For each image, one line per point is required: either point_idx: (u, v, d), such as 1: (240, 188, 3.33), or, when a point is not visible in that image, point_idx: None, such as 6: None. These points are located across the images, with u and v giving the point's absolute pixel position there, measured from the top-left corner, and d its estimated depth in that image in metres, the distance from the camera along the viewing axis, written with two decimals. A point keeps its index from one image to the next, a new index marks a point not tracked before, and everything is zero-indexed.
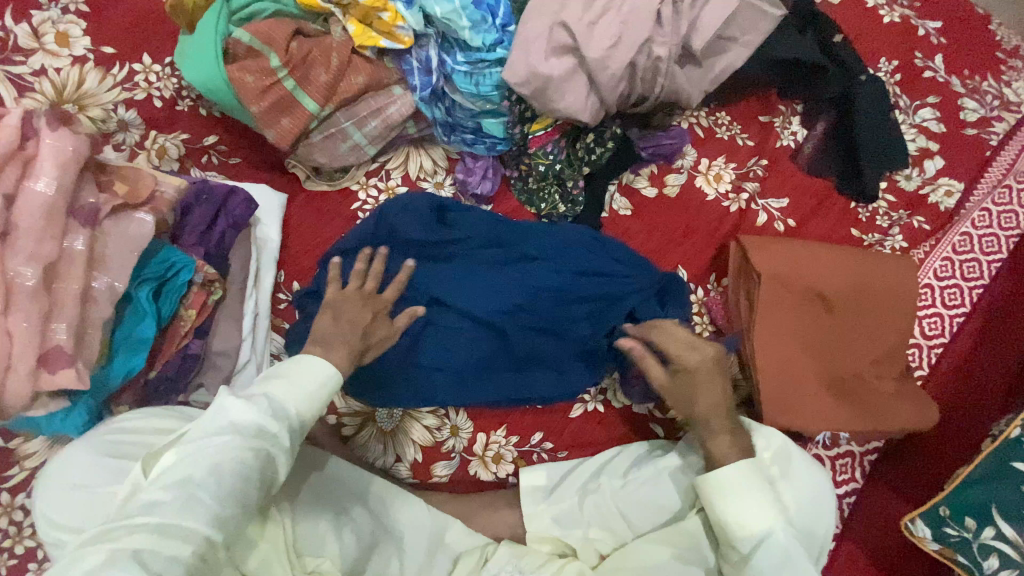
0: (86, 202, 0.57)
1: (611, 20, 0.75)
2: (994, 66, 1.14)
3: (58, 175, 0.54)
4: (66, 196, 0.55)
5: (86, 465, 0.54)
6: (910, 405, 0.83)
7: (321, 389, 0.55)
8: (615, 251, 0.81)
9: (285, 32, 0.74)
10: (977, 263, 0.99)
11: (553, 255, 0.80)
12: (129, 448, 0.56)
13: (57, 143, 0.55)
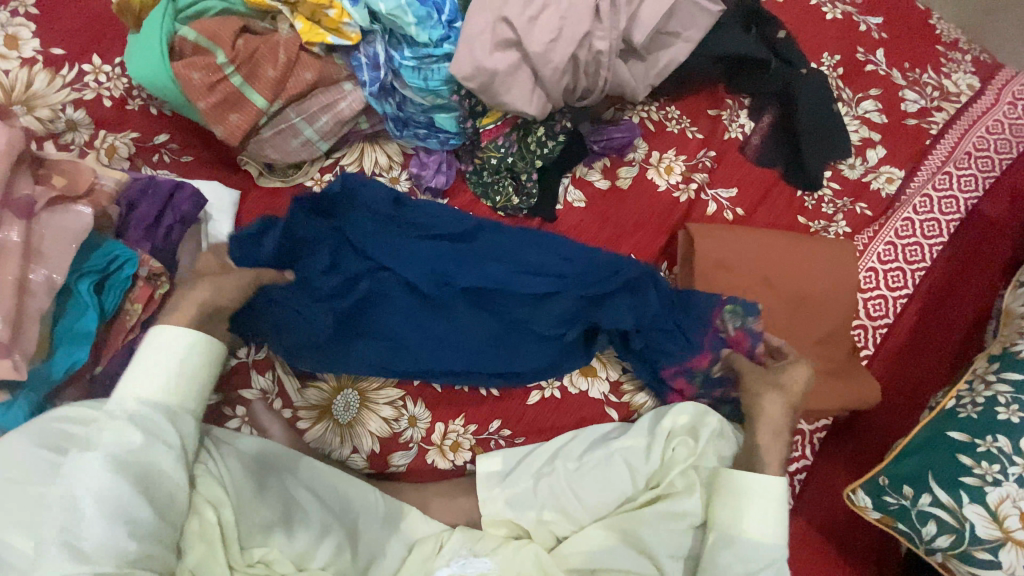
0: (24, 195, 0.58)
1: (552, 15, 0.77)
2: (934, 60, 1.19)
3: None
4: (2, 187, 0.55)
5: (22, 454, 0.52)
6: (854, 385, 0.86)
7: (176, 362, 0.58)
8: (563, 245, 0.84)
9: (231, 30, 0.74)
10: (918, 247, 1.03)
11: (509, 248, 0.83)
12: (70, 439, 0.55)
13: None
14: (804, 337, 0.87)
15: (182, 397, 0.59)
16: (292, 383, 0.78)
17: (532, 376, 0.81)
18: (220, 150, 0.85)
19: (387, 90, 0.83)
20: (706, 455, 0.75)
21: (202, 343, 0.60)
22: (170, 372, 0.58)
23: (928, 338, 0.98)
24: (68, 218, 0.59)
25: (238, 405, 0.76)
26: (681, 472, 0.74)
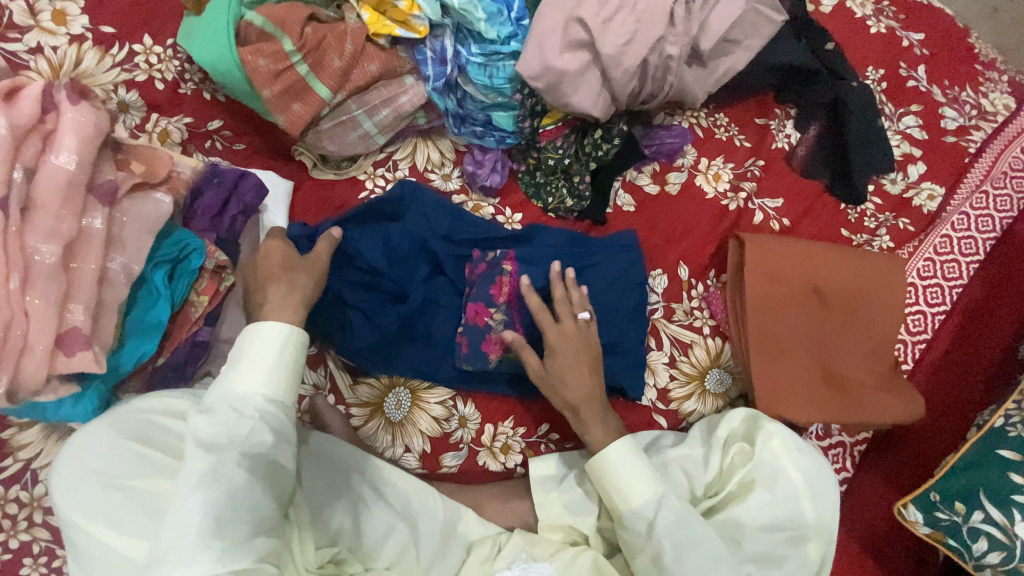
0: (106, 181, 0.55)
1: (625, 17, 0.76)
2: (973, 78, 1.20)
3: (79, 151, 0.53)
4: (87, 172, 0.53)
5: (107, 450, 0.53)
6: (898, 399, 0.86)
7: (284, 354, 0.56)
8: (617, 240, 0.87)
9: (300, 17, 0.72)
10: (956, 264, 1.04)
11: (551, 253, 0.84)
12: (158, 436, 0.56)
13: (75, 118, 0.53)
14: (853, 348, 0.88)
15: (293, 391, 0.57)
16: (343, 379, 0.77)
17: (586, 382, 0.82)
18: (273, 139, 0.83)
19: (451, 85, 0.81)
20: (767, 458, 0.72)
21: (290, 339, 0.56)
22: (274, 364, 0.55)
23: (965, 352, 0.99)
24: (145, 204, 0.57)
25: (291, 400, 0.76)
26: (738, 481, 0.72)
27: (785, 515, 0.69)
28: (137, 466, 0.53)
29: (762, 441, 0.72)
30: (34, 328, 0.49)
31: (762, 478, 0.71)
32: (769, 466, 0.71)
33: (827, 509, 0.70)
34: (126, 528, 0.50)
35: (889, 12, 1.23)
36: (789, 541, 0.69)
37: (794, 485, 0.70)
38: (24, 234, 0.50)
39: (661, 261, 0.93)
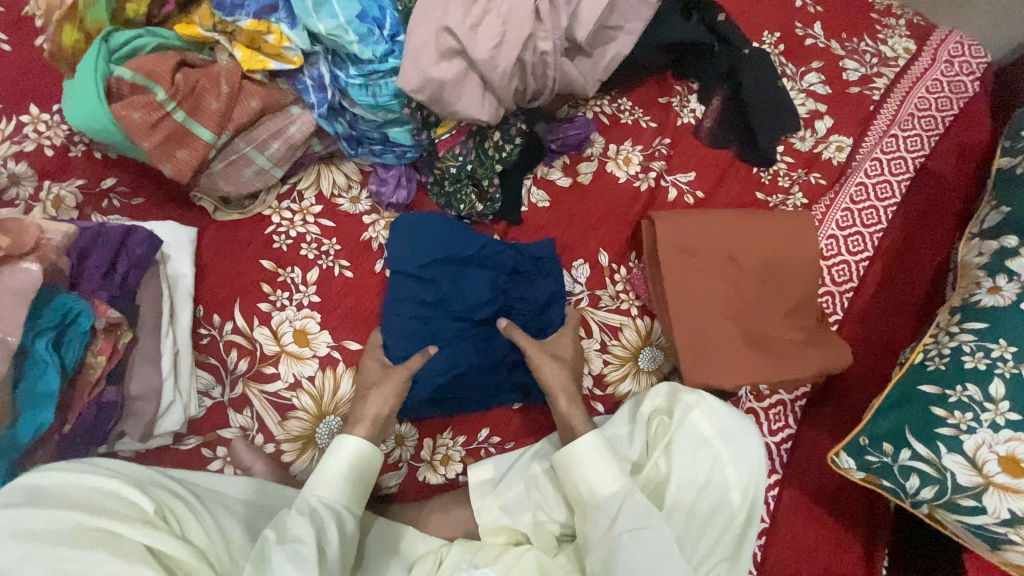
0: None
1: (493, 20, 0.77)
2: (869, 28, 1.24)
3: None
4: None
5: (37, 516, 0.48)
6: (820, 351, 0.88)
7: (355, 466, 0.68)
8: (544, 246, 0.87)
9: (169, 65, 0.72)
10: (874, 210, 1.06)
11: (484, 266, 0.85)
12: (74, 499, 0.52)
13: None
14: (773, 308, 0.89)
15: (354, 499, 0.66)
16: (271, 416, 0.77)
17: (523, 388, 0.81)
18: (171, 188, 0.83)
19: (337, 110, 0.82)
20: (687, 429, 0.73)
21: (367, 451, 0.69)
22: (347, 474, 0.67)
23: (891, 294, 1.01)
24: (16, 275, 0.57)
25: (218, 446, 0.75)
26: (663, 453, 0.74)
27: (706, 480, 0.71)
28: (42, 536, 0.47)
29: (681, 413, 0.74)
30: None
31: (682, 447, 0.72)
32: (688, 435, 0.73)
33: (749, 469, 0.72)
34: None
35: None
36: (711, 504, 0.71)
37: (714, 450, 0.72)
38: None
39: (581, 250, 0.93)
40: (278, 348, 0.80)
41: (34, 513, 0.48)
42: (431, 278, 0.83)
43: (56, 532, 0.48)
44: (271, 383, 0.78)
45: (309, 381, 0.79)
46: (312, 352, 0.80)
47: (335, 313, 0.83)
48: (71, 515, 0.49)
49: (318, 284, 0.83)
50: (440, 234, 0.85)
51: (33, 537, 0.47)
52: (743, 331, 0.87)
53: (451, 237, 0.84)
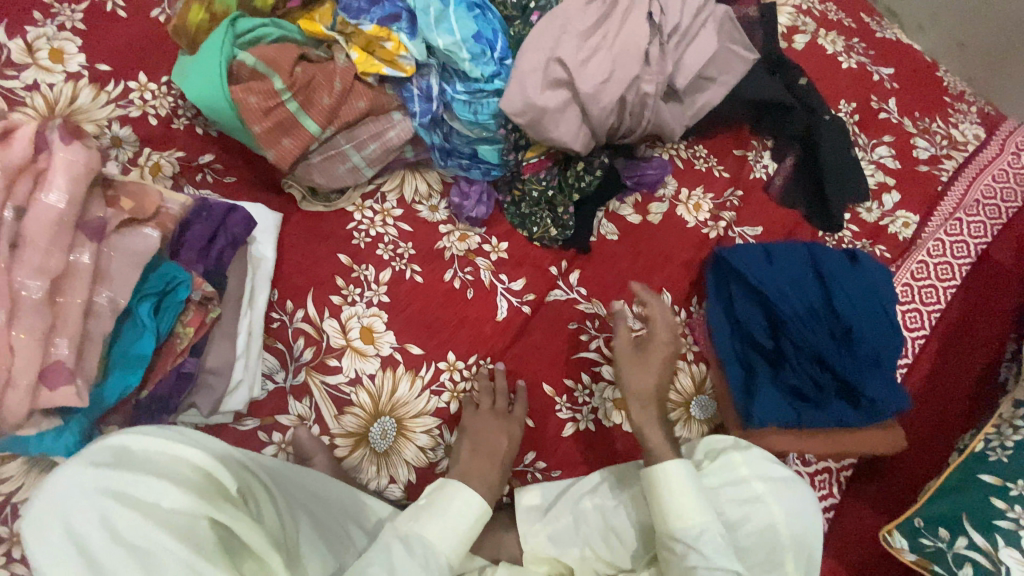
0: (96, 218, 0.55)
1: (602, 58, 0.79)
2: (942, 110, 1.26)
3: (69, 190, 0.52)
4: (77, 210, 0.53)
5: (125, 480, 0.48)
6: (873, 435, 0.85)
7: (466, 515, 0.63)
8: (847, 288, 0.85)
9: (290, 57, 0.75)
10: (934, 289, 1.07)
11: (781, 284, 0.85)
12: (158, 465, 0.51)
13: (71, 158, 0.53)
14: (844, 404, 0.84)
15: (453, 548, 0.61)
16: (328, 409, 0.78)
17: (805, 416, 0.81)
18: (263, 172, 0.85)
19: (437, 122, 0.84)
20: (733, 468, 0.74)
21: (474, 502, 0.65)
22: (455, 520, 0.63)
23: (945, 376, 1.01)
24: (135, 240, 0.56)
25: (274, 431, 0.75)
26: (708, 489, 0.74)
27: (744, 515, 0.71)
28: (131, 499, 0.47)
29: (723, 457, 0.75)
30: (17, 363, 0.48)
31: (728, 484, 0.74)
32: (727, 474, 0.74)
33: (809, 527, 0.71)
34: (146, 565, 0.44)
35: (861, 47, 1.28)
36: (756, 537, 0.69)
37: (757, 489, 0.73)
38: (14, 269, 0.49)
39: (644, 288, 0.94)
40: (344, 343, 0.81)
41: (125, 476, 0.48)
42: (776, 261, 0.87)
43: (146, 499, 0.47)
44: (332, 375, 0.79)
45: (368, 379, 0.80)
46: (375, 351, 0.81)
47: (401, 315, 0.84)
48: (159, 482, 0.49)
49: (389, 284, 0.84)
50: (759, 253, 0.88)
51: (123, 502, 0.46)
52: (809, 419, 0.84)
53: (773, 254, 0.88)
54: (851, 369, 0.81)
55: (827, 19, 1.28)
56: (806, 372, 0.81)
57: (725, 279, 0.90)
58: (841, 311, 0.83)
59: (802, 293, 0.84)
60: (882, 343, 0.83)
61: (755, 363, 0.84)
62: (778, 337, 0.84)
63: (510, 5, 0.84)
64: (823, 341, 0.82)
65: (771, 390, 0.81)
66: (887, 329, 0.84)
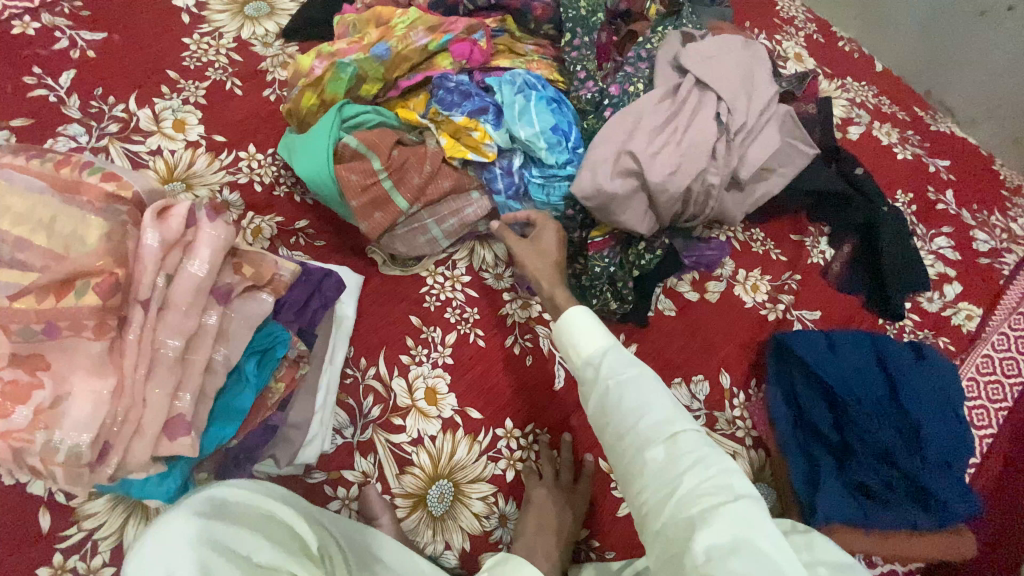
0: (226, 284, 0.60)
1: (671, 151, 0.85)
2: (1001, 204, 1.26)
3: (211, 260, 0.57)
4: (212, 278, 0.58)
5: (222, 530, 0.51)
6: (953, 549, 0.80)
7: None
8: (914, 384, 0.84)
9: (388, 141, 0.84)
10: (1000, 386, 1.04)
11: (845, 376, 0.85)
12: (247, 518, 0.55)
13: (215, 233, 0.58)
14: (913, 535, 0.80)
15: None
16: (390, 468, 0.80)
17: (873, 516, 0.78)
18: (349, 237, 0.93)
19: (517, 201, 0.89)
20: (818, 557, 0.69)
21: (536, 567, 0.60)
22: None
23: (1013, 476, 0.98)
24: (253, 305, 0.62)
25: (340, 486, 0.78)
26: None
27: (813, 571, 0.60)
28: (231, 549, 0.50)
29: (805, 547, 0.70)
30: (148, 415, 0.52)
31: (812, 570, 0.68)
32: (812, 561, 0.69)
33: None
34: None
35: (915, 139, 1.31)
36: None
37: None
38: (158, 329, 0.54)
39: (702, 367, 0.95)
40: (410, 402, 0.84)
41: (225, 528, 0.51)
42: (838, 351, 0.87)
43: (240, 551, 0.50)
44: (396, 434, 0.82)
45: (430, 440, 0.82)
46: (438, 412, 0.84)
47: (464, 379, 0.87)
48: (254, 536, 0.53)
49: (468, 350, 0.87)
50: (820, 343, 0.89)
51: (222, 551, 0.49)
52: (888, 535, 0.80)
53: (836, 343, 0.89)
54: (922, 470, 0.79)
55: (880, 112, 1.33)
56: (871, 467, 0.79)
57: (786, 362, 0.91)
58: (908, 405, 0.82)
59: (867, 387, 0.84)
60: (952, 443, 0.81)
61: (818, 453, 0.83)
62: (843, 429, 0.82)
63: (584, 100, 0.93)
64: (891, 432, 0.80)
65: (838, 487, 0.79)
66: (956, 427, 0.82)
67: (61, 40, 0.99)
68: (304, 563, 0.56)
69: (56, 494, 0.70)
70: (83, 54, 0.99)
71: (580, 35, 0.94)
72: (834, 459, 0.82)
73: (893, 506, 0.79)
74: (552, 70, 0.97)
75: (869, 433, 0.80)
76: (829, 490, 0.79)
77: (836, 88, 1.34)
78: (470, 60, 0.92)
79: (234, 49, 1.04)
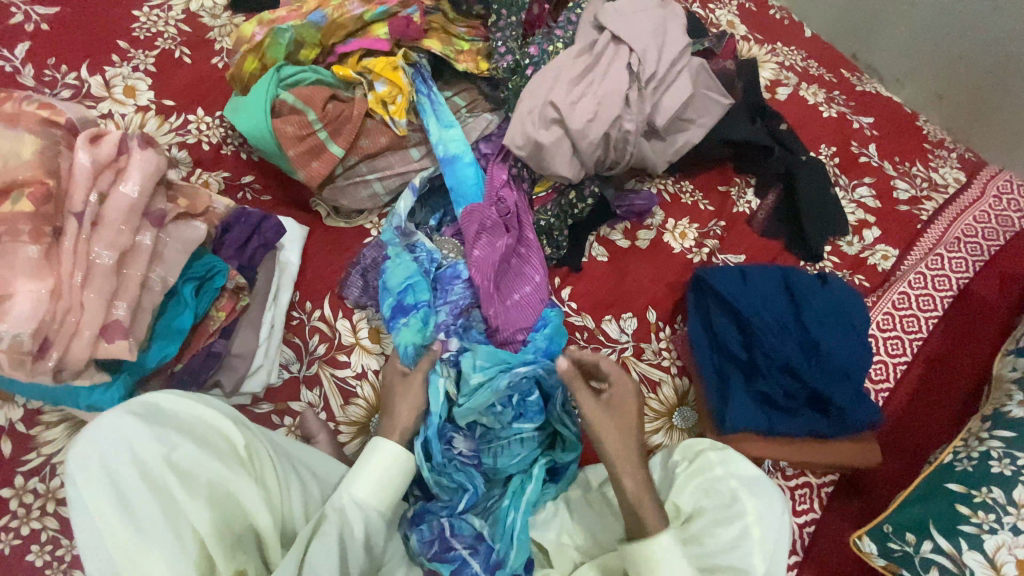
0: (159, 209, 0.71)
1: (589, 100, 0.92)
2: (921, 156, 1.34)
3: (141, 182, 0.68)
4: (144, 200, 0.69)
5: (140, 434, 0.57)
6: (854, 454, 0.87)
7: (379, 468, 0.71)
8: (816, 307, 0.91)
9: (323, 95, 0.91)
10: (915, 319, 1.12)
11: (754, 303, 0.92)
12: (178, 423, 0.61)
13: (144, 160, 0.69)
14: (811, 447, 0.87)
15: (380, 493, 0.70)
16: (335, 399, 0.85)
17: (777, 423, 0.86)
18: (295, 191, 0.98)
19: (429, 327, 0.86)
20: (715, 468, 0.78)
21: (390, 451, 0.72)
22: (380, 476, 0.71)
23: (926, 398, 1.04)
24: (186, 230, 0.73)
25: (287, 415, 0.83)
26: (686, 481, 0.79)
27: (722, 516, 0.73)
28: (142, 449, 0.57)
29: (702, 461, 0.79)
30: (86, 317, 0.63)
31: (708, 481, 0.77)
32: (710, 475, 0.77)
33: (779, 521, 0.72)
34: (132, 509, 0.54)
35: (840, 99, 1.39)
36: (721, 521, 0.72)
37: (734, 488, 0.75)
38: (93, 243, 0.65)
39: (631, 305, 1.01)
40: (354, 340, 0.89)
41: (141, 431, 0.57)
42: (748, 281, 0.95)
43: (149, 457, 0.57)
44: (341, 369, 0.87)
45: (373, 374, 0.87)
46: (380, 349, 0.89)
47: None
48: (172, 440, 0.59)
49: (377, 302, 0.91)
50: (736, 277, 0.95)
51: (132, 454, 0.56)
52: (790, 446, 0.87)
53: (749, 275, 0.96)
54: (820, 380, 0.86)
55: (808, 74, 1.41)
56: (774, 379, 0.88)
57: (704, 297, 0.97)
58: (809, 323, 0.89)
59: (774, 310, 0.92)
60: (853, 358, 0.88)
61: (729, 372, 0.90)
62: (752, 348, 0.90)
63: (502, 70, 0.98)
64: (792, 348, 0.88)
65: (745, 400, 0.87)
66: (856, 344, 0.89)
67: (15, 14, 1.04)
68: (224, 466, 0.60)
69: (16, 423, 0.76)
70: (36, 27, 1.03)
71: (505, 16, 0.99)
72: (742, 377, 0.90)
73: (796, 415, 0.87)
74: (478, 62, 1.02)
75: (773, 353, 0.88)
76: (737, 404, 0.86)
77: (767, 52, 1.41)
78: (407, 34, 0.97)
79: (183, 21, 1.09)
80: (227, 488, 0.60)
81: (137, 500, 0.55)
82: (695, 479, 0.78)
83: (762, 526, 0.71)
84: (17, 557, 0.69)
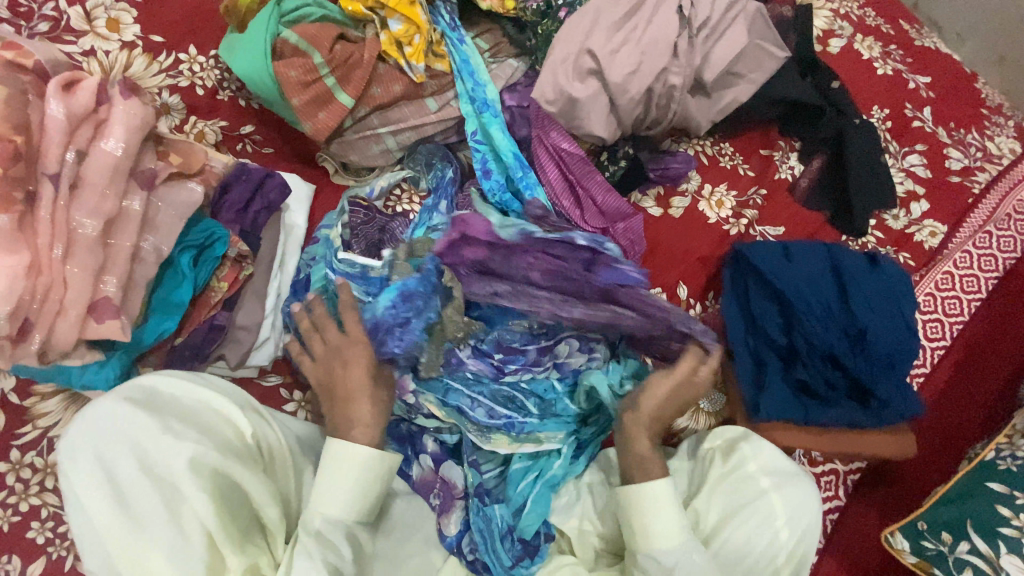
0: (148, 169, 0.65)
1: (631, 49, 0.82)
2: (979, 121, 1.22)
3: (124, 138, 0.61)
4: (129, 159, 0.61)
5: (140, 420, 0.53)
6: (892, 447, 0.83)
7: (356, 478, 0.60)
8: (865, 289, 0.85)
9: (330, 35, 0.80)
10: (957, 301, 1.05)
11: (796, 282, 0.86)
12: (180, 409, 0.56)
13: (128, 113, 0.61)
14: (846, 440, 0.83)
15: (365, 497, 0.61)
16: None
17: (812, 410, 0.82)
18: (301, 144, 0.89)
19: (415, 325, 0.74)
20: (745, 466, 0.73)
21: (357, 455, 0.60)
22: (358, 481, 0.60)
23: (959, 387, 1.00)
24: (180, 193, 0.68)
25: (296, 389, 0.78)
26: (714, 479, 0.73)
27: (756, 519, 0.68)
28: (142, 438, 0.52)
29: (736, 459, 0.73)
30: (71, 294, 0.58)
31: (736, 480, 0.72)
32: (740, 473, 0.72)
33: (812, 518, 0.69)
34: (133, 505, 0.50)
35: (897, 55, 1.26)
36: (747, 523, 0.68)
37: (765, 488, 0.70)
38: (73, 210, 0.58)
39: (659, 280, 0.95)
40: None
41: (140, 420, 0.53)
42: (792, 257, 0.88)
43: (149, 447, 0.52)
44: None
45: None
46: None
47: None
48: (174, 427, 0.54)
49: (368, 272, 0.78)
50: (777, 254, 0.88)
51: (130, 443, 0.51)
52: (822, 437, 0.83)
53: (792, 251, 0.89)
54: (864, 369, 0.81)
55: (864, 24, 1.27)
56: (811, 366, 0.83)
57: (740, 274, 0.91)
58: (857, 308, 0.83)
59: (818, 291, 0.85)
60: (898, 346, 0.82)
61: (764, 356, 0.85)
62: (791, 332, 0.85)
63: (531, 11, 0.87)
64: (833, 333, 0.83)
65: (778, 387, 0.82)
66: (903, 331, 0.83)
67: None
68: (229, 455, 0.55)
69: (9, 394, 0.71)
70: None
71: None
72: (777, 362, 0.84)
73: (834, 405, 0.82)
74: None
75: (813, 335, 0.83)
76: (769, 392, 0.82)
77: None
78: None
79: None
80: (234, 478, 0.55)
81: (139, 495, 0.50)
82: (724, 477, 0.72)
83: (798, 531, 0.68)
84: (17, 534, 0.66)
